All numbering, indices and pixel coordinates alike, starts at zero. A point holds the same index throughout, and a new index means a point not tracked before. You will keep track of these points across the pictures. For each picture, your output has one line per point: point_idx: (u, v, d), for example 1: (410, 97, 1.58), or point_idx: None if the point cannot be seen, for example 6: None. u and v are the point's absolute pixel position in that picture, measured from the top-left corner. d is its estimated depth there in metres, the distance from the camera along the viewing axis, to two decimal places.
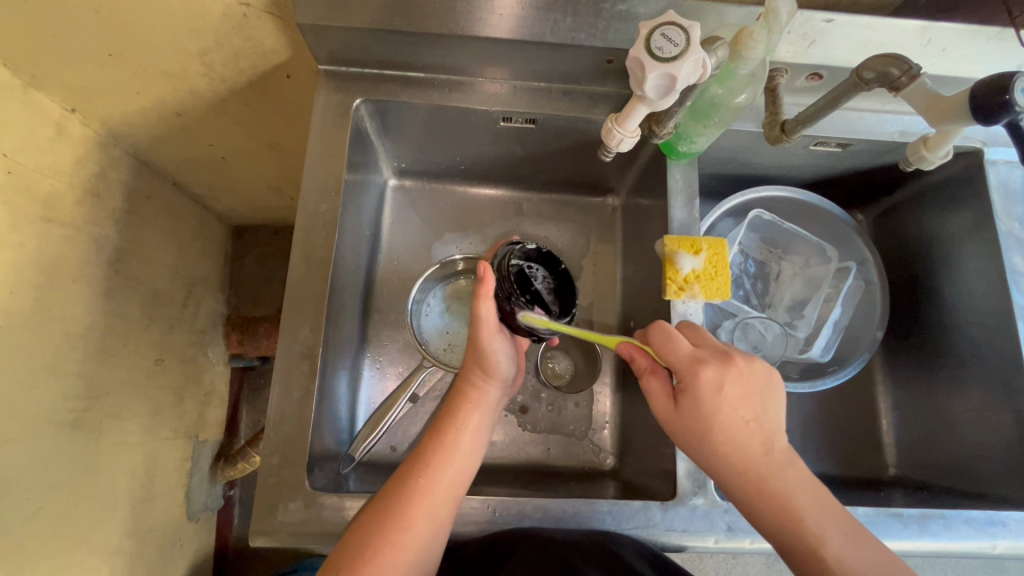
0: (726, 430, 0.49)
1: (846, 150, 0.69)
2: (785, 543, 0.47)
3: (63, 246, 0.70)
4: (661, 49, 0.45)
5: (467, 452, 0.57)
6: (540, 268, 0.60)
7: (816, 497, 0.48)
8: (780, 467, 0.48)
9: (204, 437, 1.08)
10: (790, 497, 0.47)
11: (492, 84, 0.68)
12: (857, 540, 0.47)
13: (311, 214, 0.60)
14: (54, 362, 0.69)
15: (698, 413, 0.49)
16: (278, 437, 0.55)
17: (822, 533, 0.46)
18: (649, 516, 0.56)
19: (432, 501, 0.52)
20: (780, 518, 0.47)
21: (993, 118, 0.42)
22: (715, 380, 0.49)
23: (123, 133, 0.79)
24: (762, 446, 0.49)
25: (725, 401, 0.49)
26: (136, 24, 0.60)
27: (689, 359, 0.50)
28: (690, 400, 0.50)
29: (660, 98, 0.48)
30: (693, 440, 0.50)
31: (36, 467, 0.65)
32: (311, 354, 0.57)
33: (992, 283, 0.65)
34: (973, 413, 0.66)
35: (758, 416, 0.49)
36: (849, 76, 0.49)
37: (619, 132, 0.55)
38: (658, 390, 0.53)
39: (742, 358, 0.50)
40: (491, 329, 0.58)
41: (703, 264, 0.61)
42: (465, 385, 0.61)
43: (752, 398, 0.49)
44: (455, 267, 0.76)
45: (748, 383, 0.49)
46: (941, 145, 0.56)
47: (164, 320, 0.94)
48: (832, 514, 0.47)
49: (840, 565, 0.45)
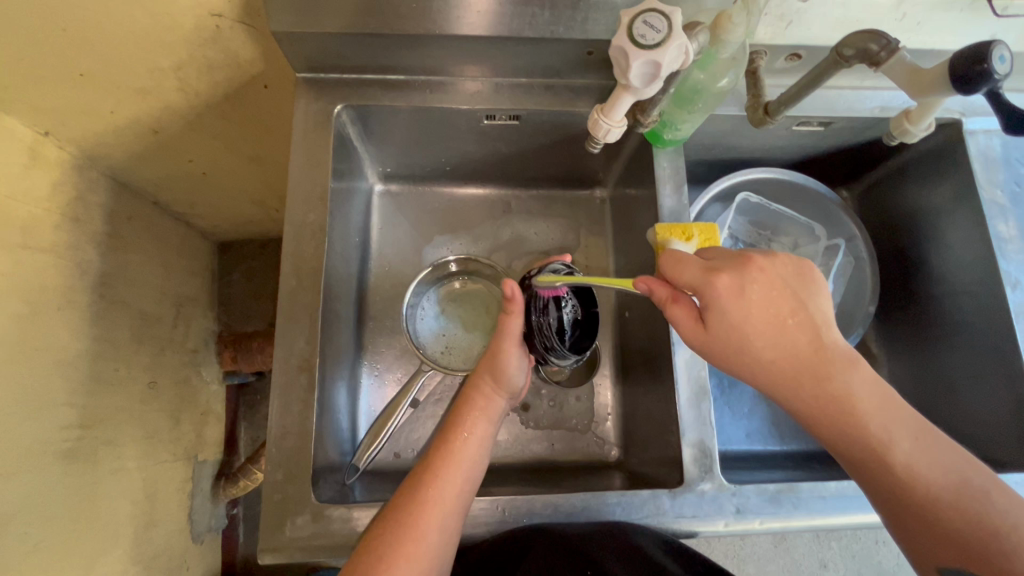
0: (771, 340, 0.46)
1: (828, 128, 0.70)
2: (850, 451, 0.46)
3: (44, 272, 0.68)
4: (644, 37, 0.45)
5: (471, 462, 0.56)
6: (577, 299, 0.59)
7: (881, 401, 0.46)
8: (840, 368, 0.46)
9: (203, 457, 1.06)
10: (856, 402, 0.45)
11: (471, 82, 0.67)
12: (926, 442, 0.46)
13: (299, 224, 0.59)
14: (42, 393, 0.67)
15: (731, 327, 0.46)
16: (280, 452, 0.54)
17: (891, 439, 0.45)
18: (659, 505, 0.56)
19: (442, 513, 0.51)
20: (844, 427, 0.46)
21: (973, 87, 0.42)
22: (734, 286, 0.46)
23: (99, 154, 0.77)
24: (812, 346, 0.46)
25: (756, 308, 0.46)
26: (106, 42, 0.59)
27: (705, 271, 0.47)
28: (721, 314, 0.46)
29: (646, 86, 0.48)
30: (737, 361, 0.47)
31: (33, 499, 0.64)
32: (309, 366, 0.56)
33: (978, 251, 0.66)
34: (969, 381, 0.67)
35: (805, 319, 0.46)
36: (829, 55, 0.49)
37: (606, 123, 0.54)
38: (684, 317, 0.49)
39: (760, 257, 0.48)
40: (515, 341, 0.59)
41: (695, 250, 0.60)
42: (475, 395, 0.61)
43: (790, 297, 0.47)
44: (449, 268, 0.76)
45: (775, 282, 0.47)
46: (923, 117, 0.57)
47: (154, 341, 0.92)
48: (899, 418, 0.46)
49: (908, 468, 0.45)
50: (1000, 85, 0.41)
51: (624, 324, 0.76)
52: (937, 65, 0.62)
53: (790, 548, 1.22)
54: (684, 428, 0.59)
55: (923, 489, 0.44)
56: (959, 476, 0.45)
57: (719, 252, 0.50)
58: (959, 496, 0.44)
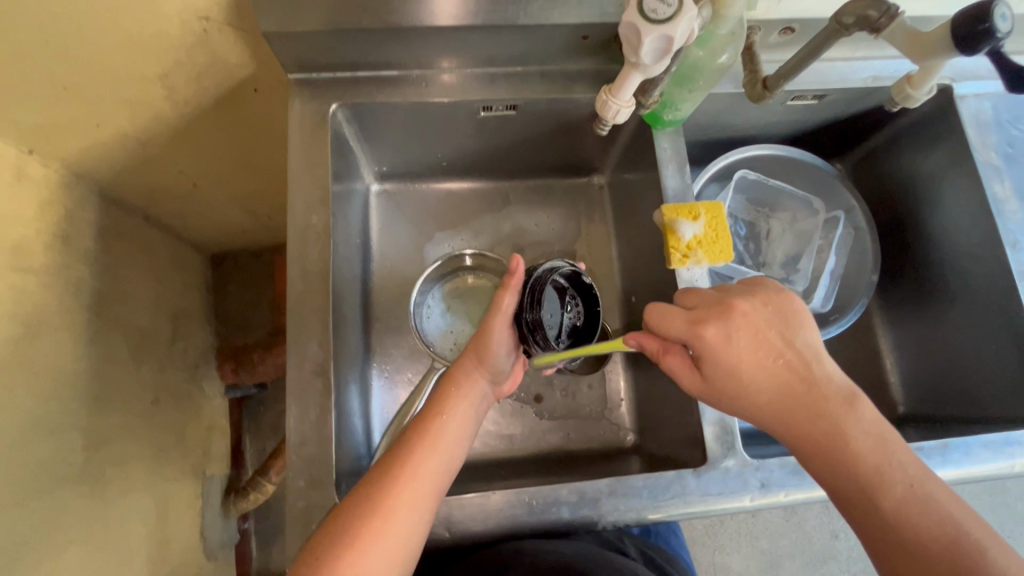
0: (762, 376, 0.48)
1: (822, 101, 0.70)
2: (838, 484, 0.46)
3: (38, 295, 0.67)
4: (654, 11, 0.44)
5: (451, 441, 0.56)
6: (581, 305, 0.61)
7: (874, 441, 0.46)
8: (832, 404, 0.47)
9: (211, 473, 1.05)
10: (845, 438, 0.46)
11: (450, 74, 0.66)
12: (927, 491, 0.44)
13: (303, 227, 0.58)
14: (43, 419, 0.66)
15: (722, 372, 0.48)
16: (301, 459, 0.53)
17: (883, 478, 0.44)
18: (684, 484, 0.56)
19: (415, 496, 0.51)
20: (832, 461, 0.46)
21: (976, 47, 0.42)
22: (720, 335, 0.48)
23: (86, 170, 0.75)
24: (803, 382, 0.47)
25: (743, 351, 0.48)
26: (90, 52, 0.57)
27: (689, 323, 0.49)
28: (711, 364, 0.48)
29: (655, 62, 0.48)
30: (730, 401, 0.49)
31: (43, 526, 0.63)
32: (324, 371, 0.55)
33: (976, 214, 0.67)
34: (972, 343, 0.68)
35: (796, 354, 0.48)
36: (828, 24, 0.48)
37: (615, 103, 0.54)
38: (680, 366, 0.51)
39: (743, 301, 0.49)
40: (505, 317, 0.58)
41: (703, 229, 0.60)
42: (456, 375, 0.60)
43: (778, 335, 0.49)
44: (464, 262, 0.76)
45: (761, 325, 0.49)
46: (924, 83, 0.57)
47: (154, 358, 0.90)
48: (895, 459, 0.45)
49: (900, 510, 0.43)
50: (1002, 44, 0.41)
51: (631, 309, 0.76)
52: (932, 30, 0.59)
53: (801, 522, 1.24)
54: (704, 407, 0.59)
55: (911, 535, 0.43)
56: (956, 528, 0.42)
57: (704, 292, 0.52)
58: (958, 549, 0.41)
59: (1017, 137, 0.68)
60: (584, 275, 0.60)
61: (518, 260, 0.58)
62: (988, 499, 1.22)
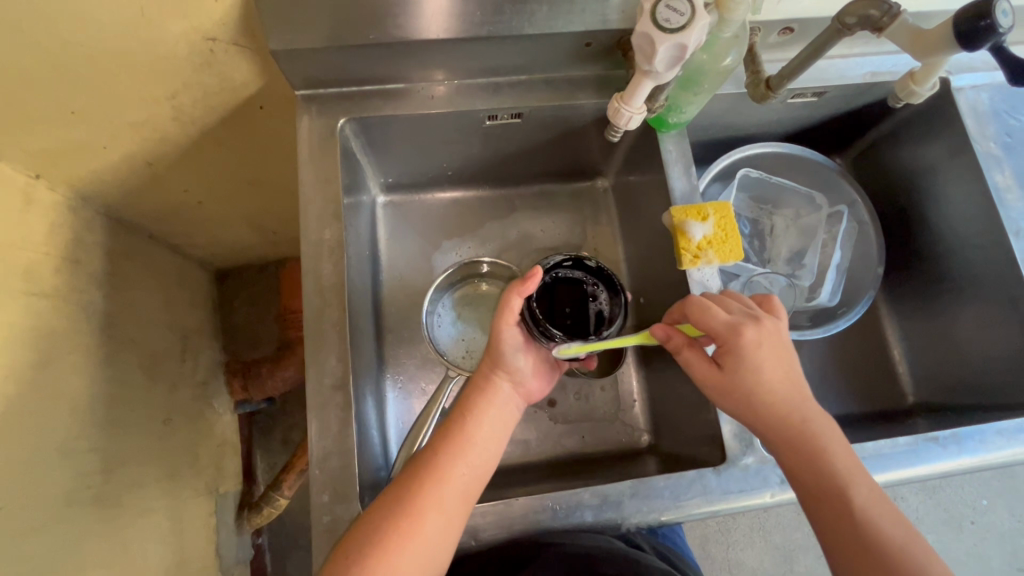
0: (774, 379, 0.51)
1: (822, 98, 0.71)
2: (810, 483, 0.49)
3: (50, 319, 0.67)
4: (668, 21, 0.45)
5: (483, 441, 0.57)
6: (604, 290, 0.65)
7: (846, 450, 0.50)
8: (816, 413, 0.51)
9: (224, 490, 1.04)
10: (822, 441, 0.50)
11: (438, 86, 0.67)
12: (886, 502, 0.48)
13: (315, 242, 0.59)
14: (58, 444, 0.65)
15: (744, 370, 0.51)
16: (324, 474, 0.53)
17: (850, 481, 0.48)
18: (705, 483, 0.57)
19: (446, 492, 0.52)
20: (812, 461, 0.49)
21: (978, 43, 0.43)
22: (754, 339, 0.51)
23: (94, 192, 0.75)
24: (799, 391, 0.52)
25: (765, 356, 0.51)
26: (97, 76, 0.58)
27: (729, 323, 0.52)
28: (736, 361, 0.51)
29: (668, 69, 0.48)
30: (738, 402, 0.52)
31: (64, 549, 0.63)
32: (343, 384, 0.55)
33: (978, 203, 0.68)
34: (980, 330, 0.69)
35: (793, 368, 0.52)
36: (830, 24, 0.48)
37: (627, 110, 0.54)
38: (698, 360, 0.54)
39: (770, 317, 0.53)
40: (513, 318, 0.58)
41: (713, 229, 0.61)
42: (479, 377, 0.61)
43: (787, 350, 0.52)
44: (480, 268, 0.77)
45: (778, 338, 0.53)
46: (927, 78, 0.57)
47: (164, 377, 0.90)
48: (860, 468, 0.49)
49: (864, 512, 0.47)
50: (1003, 38, 0.42)
51: (640, 310, 0.76)
52: (934, 27, 0.61)
53: None
54: None
55: (872, 533, 0.46)
56: (908, 534, 0.46)
57: (735, 302, 0.55)
58: (906, 554, 0.45)
59: (1015, 127, 0.69)
60: (591, 261, 0.66)
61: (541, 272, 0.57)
62: (998, 485, 1.23)
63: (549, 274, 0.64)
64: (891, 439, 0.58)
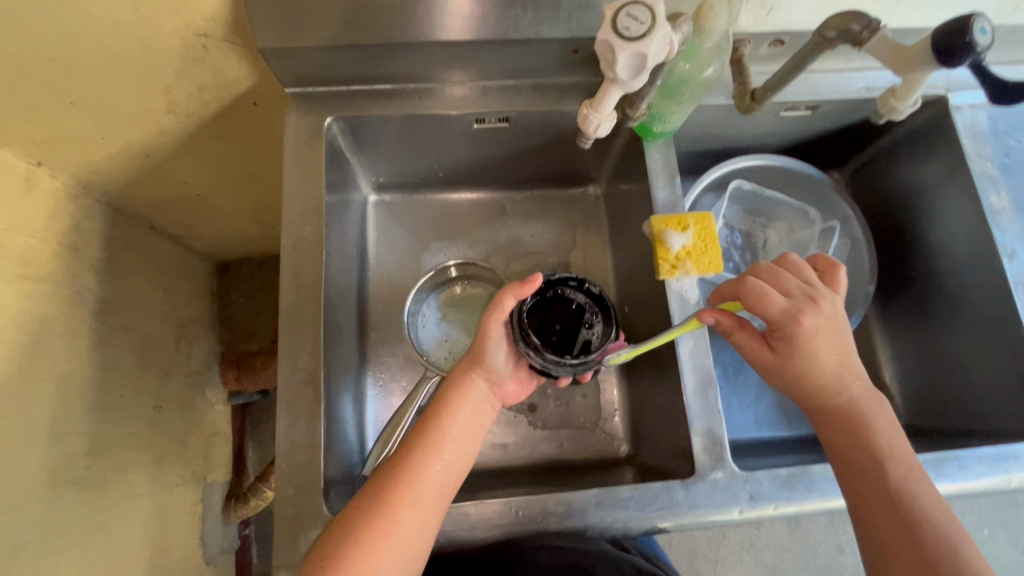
0: (824, 361, 0.54)
1: (816, 112, 0.70)
2: (850, 458, 0.53)
3: (44, 302, 0.69)
4: (628, 29, 0.44)
5: (458, 439, 0.57)
6: (600, 321, 0.58)
7: (890, 427, 0.53)
8: (863, 393, 0.54)
9: (212, 479, 1.06)
10: (867, 419, 0.53)
11: (456, 87, 0.68)
12: (922, 478, 0.51)
13: (296, 238, 0.59)
14: (45, 425, 0.67)
15: (796, 352, 0.54)
16: (291, 467, 0.54)
17: (891, 456, 0.52)
18: (672, 496, 0.56)
19: (421, 491, 0.52)
20: (853, 437, 0.53)
21: (957, 61, 0.42)
22: (811, 324, 0.53)
23: (93, 181, 0.77)
24: (847, 370, 0.54)
25: (818, 340, 0.53)
26: (94, 69, 0.59)
27: (788, 309, 0.53)
28: (789, 344, 0.54)
29: (633, 79, 0.47)
30: (788, 380, 0.55)
31: (46, 529, 0.65)
32: (314, 379, 0.56)
33: (972, 224, 0.67)
34: (970, 354, 0.68)
35: (845, 348, 0.54)
36: (811, 37, 0.47)
37: (595, 117, 0.53)
38: (750, 341, 0.56)
39: (826, 300, 0.54)
40: (503, 317, 0.57)
41: (692, 240, 0.61)
42: (456, 373, 0.61)
43: (840, 331, 0.54)
44: (448, 274, 0.77)
45: (834, 320, 0.54)
46: (908, 95, 0.55)
47: (157, 365, 0.92)
48: (903, 446, 0.52)
49: (901, 486, 0.50)
50: (983, 57, 0.41)
51: (625, 319, 0.76)
52: (915, 42, 0.61)
53: (805, 535, 1.22)
54: (691, 418, 0.59)
55: (908, 506, 0.49)
56: (942, 509, 0.49)
57: (793, 277, 0.55)
58: (940, 526, 0.48)
59: (1013, 148, 0.68)
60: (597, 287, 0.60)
61: (539, 279, 0.57)
62: (998, 514, 1.19)
63: (551, 287, 0.59)
64: None
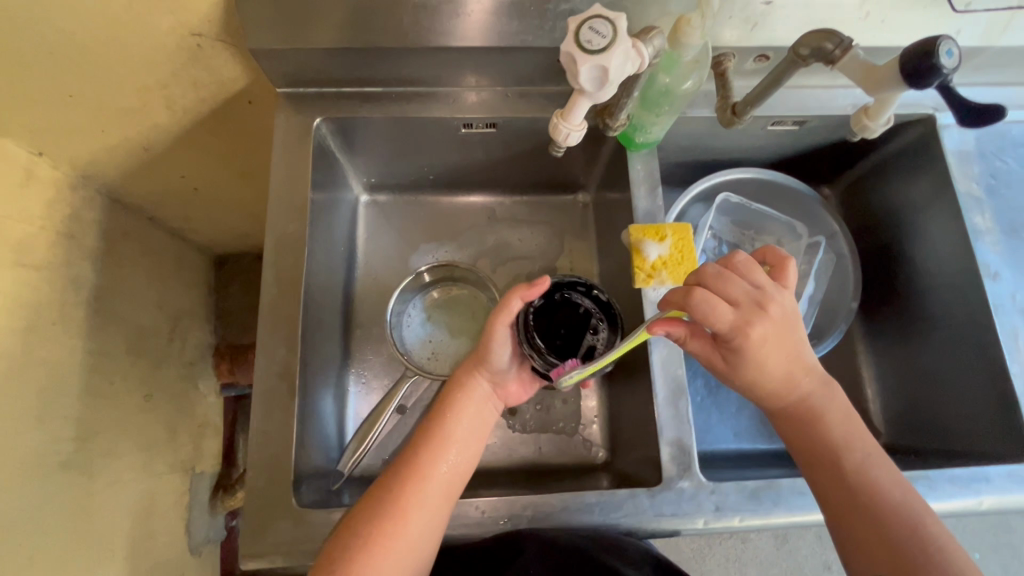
0: (773, 363, 0.53)
1: (803, 127, 0.71)
2: (810, 454, 0.53)
3: (39, 288, 0.70)
4: (590, 42, 0.45)
5: (463, 439, 0.58)
6: (605, 328, 0.60)
7: (843, 417, 0.53)
8: (818, 386, 0.54)
9: (200, 470, 1.07)
10: (823, 412, 0.53)
11: (466, 92, 0.69)
12: (882, 463, 0.52)
13: (280, 234, 0.61)
14: (33, 408, 0.68)
15: (745, 359, 0.52)
16: (263, 458, 0.55)
17: (847, 448, 0.52)
18: (638, 504, 0.56)
19: (428, 491, 0.53)
20: (809, 434, 0.53)
21: (924, 82, 0.42)
22: (758, 330, 0.52)
23: (93, 173, 0.79)
24: (796, 367, 0.53)
25: (768, 344, 0.52)
26: (92, 65, 0.61)
27: (735, 319, 0.51)
28: (738, 352, 0.52)
29: (598, 91, 0.48)
30: (743, 384, 0.54)
31: (28, 510, 0.66)
32: (290, 374, 0.57)
33: (955, 244, 0.67)
34: (951, 374, 0.67)
35: (795, 344, 0.53)
36: (787, 54, 0.49)
37: (565, 126, 0.53)
38: (703, 349, 0.55)
39: (773, 301, 0.53)
40: (509, 320, 0.57)
41: (669, 250, 0.61)
42: (459, 374, 0.61)
43: (790, 327, 0.53)
44: (424, 279, 0.77)
45: (781, 320, 0.53)
46: (882, 112, 0.55)
47: (150, 354, 0.94)
48: (861, 435, 0.53)
49: (860, 477, 0.51)
50: (949, 78, 0.41)
51: None
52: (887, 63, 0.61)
53: (793, 551, 1.21)
54: (661, 427, 0.59)
55: (870, 498, 0.50)
56: (905, 496, 0.50)
57: (741, 280, 0.53)
58: (905, 510, 0.49)
59: (1000, 169, 0.68)
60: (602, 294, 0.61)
61: (547, 282, 0.56)
62: (991, 538, 1.17)
63: (558, 292, 0.60)
64: None
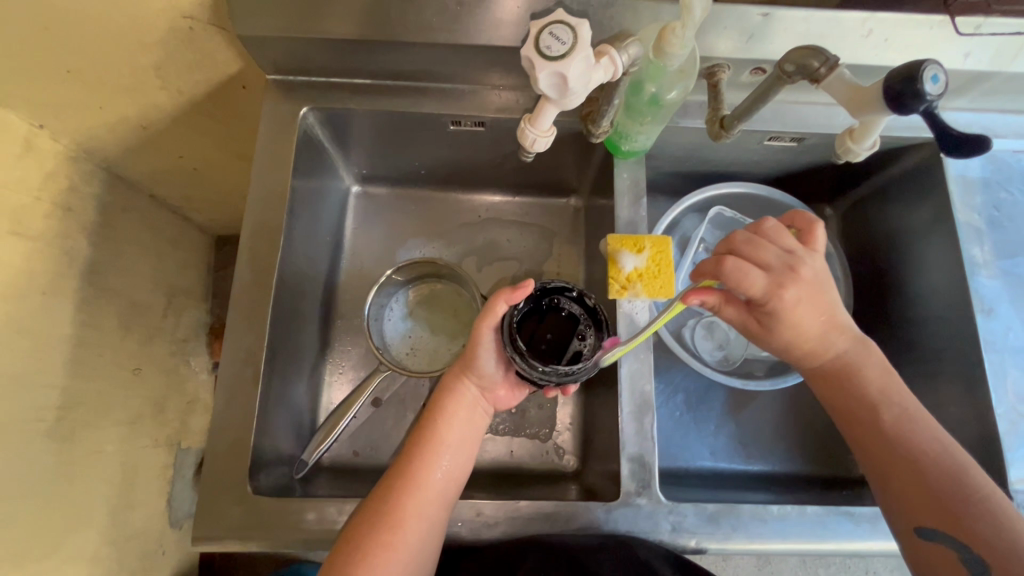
0: (808, 324, 0.54)
1: (802, 144, 0.69)
2: (847, 410, 0.54)
3: (33, 258, 0.72)
4: (549, 48, 0.44)
5: (455, 444, 0.58)
6: (593, 334, 0.56)
7: (879, 369, 0.54)
8: (853, 343, 0.55)
9: (187, 445, 1.08)
10: (859, 366, 0.54)
11: (457, 88, 0.69)
12: (923, 419, 0.52)
13: (259, 221, 0.62)
14: (19, 374, 0.69)
15: (779, 323, 0.54)
16: (226, 442, 0.55)
17: (884, 402, 0.53)
18: (593, 517, 0.56)
19: (424, 499, 0.53)
20: (845, 390, 0.54)
21: (908, 107, 0.40)
22: (791, 294, 0.52)
23: (92, 147, 0.81)
24: (828, 327, 0.54)
25: (803, 307, 0.53)
26: (88, 42, 0.62)
27: (768, 284, 0.52)
28: (771, 316, 0.53)
29: (563, 97, 0.47)
30: (779, 346, 0.55)
31: (6, 474, 0.67)
32: (255, 360, 0.58)
33: (952, 274, 0.64)
34: (936, 409, 0.65)
35: (829, 304, 0.54)
36: (774, 69, 0.48)
37: (532, 132, 0.52)
38: (737, 315, 0.56)
39: (806, 265, 0.53)
40: (493, 323, 0.56)
41: (645, 262, 0.61)
42: (448, 380, 0.61)
43: (822, 289, 0.54)
44: (393, 279, 0.74)
45: (815, 283, 0.53)
46: (866, 135, 0.53)
47: (142, 328, 0.95)
48: (898, 390, 0.53)
49: (897, 432, 0.51)
50: (935, 104, 0.40)
51: None
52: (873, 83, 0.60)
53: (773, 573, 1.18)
54: (623, 442, 0.59)
55: (909, 452, 0.50)
56: (945, 447, 0.50)
57: (771, 246, 0.54)
58: (947, 461, 0.49)
59: (1005, 201, 0.65)
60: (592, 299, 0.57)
61: (532, 286, 0.56)
62: None
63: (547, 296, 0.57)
64: (800, 505, 0.57)
